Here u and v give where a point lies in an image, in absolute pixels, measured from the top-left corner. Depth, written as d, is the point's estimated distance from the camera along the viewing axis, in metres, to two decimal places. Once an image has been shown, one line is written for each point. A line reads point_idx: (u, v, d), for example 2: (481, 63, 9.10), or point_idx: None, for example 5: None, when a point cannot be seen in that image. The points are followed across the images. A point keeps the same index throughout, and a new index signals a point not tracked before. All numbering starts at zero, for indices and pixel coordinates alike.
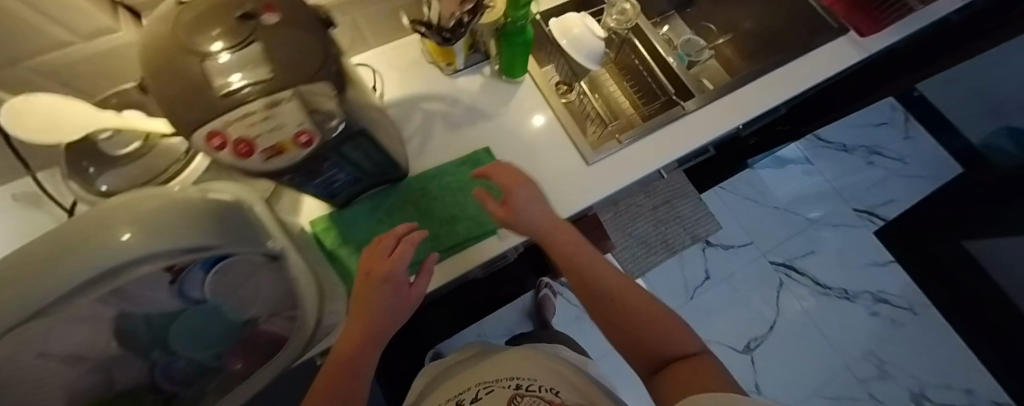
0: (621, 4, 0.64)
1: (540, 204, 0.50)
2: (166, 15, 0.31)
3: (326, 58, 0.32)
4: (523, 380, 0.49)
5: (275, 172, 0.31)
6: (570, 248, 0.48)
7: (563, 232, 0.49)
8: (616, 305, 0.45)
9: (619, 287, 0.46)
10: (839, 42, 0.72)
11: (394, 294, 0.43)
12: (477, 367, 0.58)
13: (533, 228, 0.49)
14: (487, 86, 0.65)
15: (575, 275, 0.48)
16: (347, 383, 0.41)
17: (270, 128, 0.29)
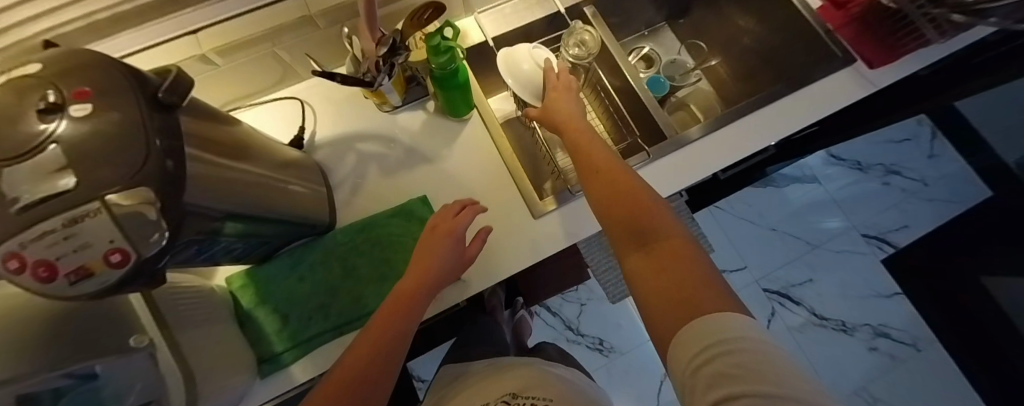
0: (581, 33, 0.56)
1: (580, 112, 0.50)
2: None
3: (149, 153, 0.23)
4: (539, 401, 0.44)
5: (92, 294, 0.24)
6: (588, 145, 0.46)
7: (600, 160, 0.44)
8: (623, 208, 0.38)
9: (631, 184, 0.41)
10: (841, 74, 0.62)
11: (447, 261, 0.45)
12: (487, 380, 0.53)
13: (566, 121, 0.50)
14: (429, 124, 0.58)
15: (608, 186, 0.41)
16: (397, 324, 0.40)
17: (71, 250, 0.22)
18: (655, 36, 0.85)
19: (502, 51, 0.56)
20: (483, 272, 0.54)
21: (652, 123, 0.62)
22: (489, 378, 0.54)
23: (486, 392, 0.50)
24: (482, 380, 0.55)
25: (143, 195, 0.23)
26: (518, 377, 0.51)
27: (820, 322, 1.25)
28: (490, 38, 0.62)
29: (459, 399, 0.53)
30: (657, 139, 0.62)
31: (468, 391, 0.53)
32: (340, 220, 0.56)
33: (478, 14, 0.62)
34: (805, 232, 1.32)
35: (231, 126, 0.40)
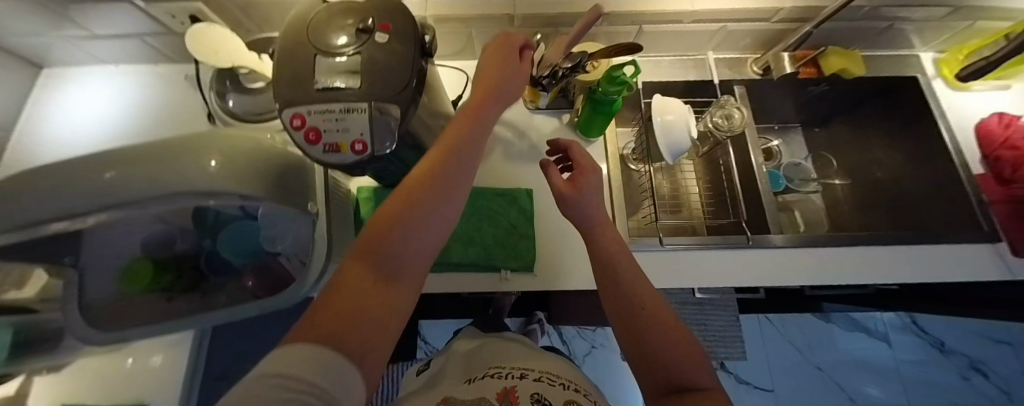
0: (730, 108, 0.59)
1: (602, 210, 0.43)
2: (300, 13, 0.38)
3: (409, 83, 0.34)
4: (583, 388, 0.38)
5: (329, 164, 0.34)
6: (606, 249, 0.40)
7: (617, 263, 0.38)
8: (620, 307, 0.35)
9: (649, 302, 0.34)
10: (977, 248, 0.59)
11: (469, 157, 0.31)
12: (515, 349, 0.47)
13: (593, 220, 0.42)
14: (559, 133, 0.65)
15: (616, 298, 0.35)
16: (404, 228, 0.26)
17: (338, 128, 0.33)
18: (785, 133, 0.86)
19: (656, 96, 0.60)
20: (554, 275, 0.58)
21: (759, 215, 0.64)
22: (516, 347, 0.48)
23: (521, 361, 0.42)
24: (501, 343, 0.49)
25: (394, 111, 0.34)
26: (550, 359, 0.44)
27: None
28: (642, 81, 0.67)
29: (481, 356, 0.45)
30: (760, 229, 0.64)
31: (491, 351, 0.46)
32: None
33: (638, 57, 0.68)
34: (849, 386, 1.25)
35: (433, 77, 0.49)
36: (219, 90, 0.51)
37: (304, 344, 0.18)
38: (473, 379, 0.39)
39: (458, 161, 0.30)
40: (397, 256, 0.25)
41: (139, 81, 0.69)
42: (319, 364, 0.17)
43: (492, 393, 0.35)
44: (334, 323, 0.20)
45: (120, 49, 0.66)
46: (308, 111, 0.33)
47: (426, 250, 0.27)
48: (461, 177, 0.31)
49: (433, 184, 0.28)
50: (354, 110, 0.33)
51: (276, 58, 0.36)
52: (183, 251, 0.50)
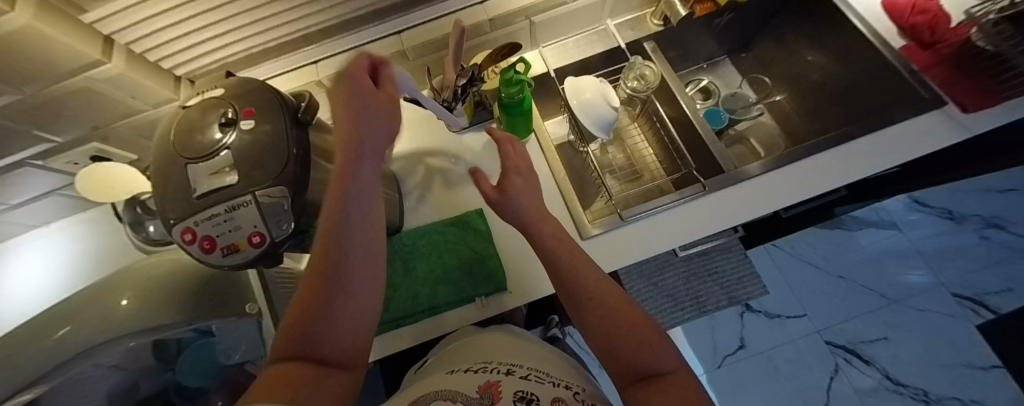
0: (640, 67, 0.60)
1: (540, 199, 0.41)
2: (166, 122, 0.37)
3: (287, 162, 0.34)
4: (569, 384, 0.35)
5: (236, 264, 0.34)
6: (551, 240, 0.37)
7: (564, 249, 0.36)
8: (573, 300, 0.33)
9: (601, 284, 0.33)
10: (927, 117, 0.58)
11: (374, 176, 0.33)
12: (507, 343, 0.46)
13: (533, 214, 0.39)
14: (491, 144, 0.65)
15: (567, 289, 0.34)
16: (342, 262, 0.29)
17: (229, 229, 0.33)
18: (716, 68, 0.87)
19: (567, 79, 0.60)
20: (527, 286, 0.56)
21: (708, 157, 0.63)
22: (510, 345, 0.46)
23: (512, 357, 0.41)
24: (490, 338, 0.48)
25: (279, 193, 0.33)
26: (544, 359, 0.42)
27: (895, 388, 1.11)
28: (553, 68, 0.66)
29: (474, 348, 0.45)
30: (714, 171, 0.63)
31: (482, 345, 0.45)
32: (405, 225, 0.62)
33: (542, 48, 0.68)
34: (879, 285, 1.22)
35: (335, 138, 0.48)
36: (133, 219, 0.49)
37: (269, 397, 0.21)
38: (457, 372, 0.38)
39: (356, 196, 0.31)
40: (346, 290, 0.28)
41: (66, 239, 0.68)
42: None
43: (473, 391, 0.32)
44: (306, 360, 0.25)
45: (37, 212, 0.64)
46: (191, 223, 0.32)
47: (366, 268, 0.30)
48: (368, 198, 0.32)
49: (344, 216, 0.30)
50: (237, 207, 0.32)
51: (153, 179, 0.35)
52: None
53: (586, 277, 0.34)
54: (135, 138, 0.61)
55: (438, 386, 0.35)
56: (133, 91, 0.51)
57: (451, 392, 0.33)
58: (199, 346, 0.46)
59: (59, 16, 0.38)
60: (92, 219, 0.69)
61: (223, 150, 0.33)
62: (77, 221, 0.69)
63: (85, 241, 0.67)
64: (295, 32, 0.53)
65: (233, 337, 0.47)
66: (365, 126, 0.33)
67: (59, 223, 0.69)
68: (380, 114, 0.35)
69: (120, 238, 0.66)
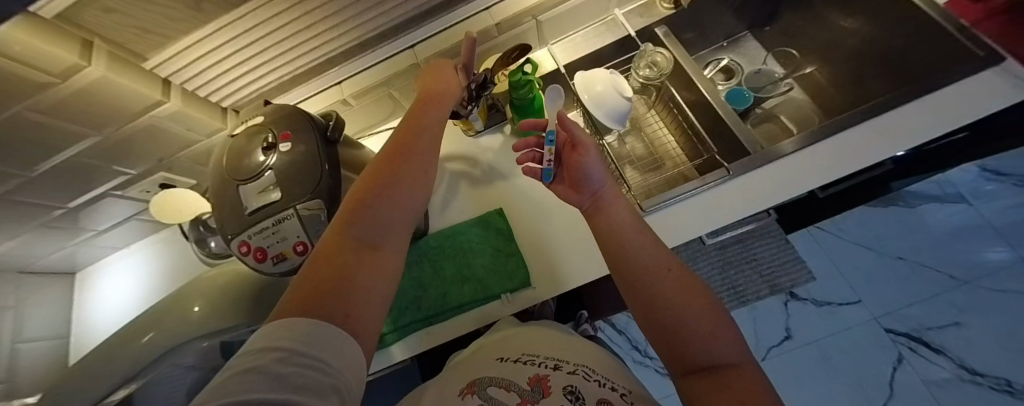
0: (651, 55, 0.59)
1: (603, 179, 0.44)
2: (219, 150, 0.42)
3: (321, 176, 0.37)
4: (615, 383, 0.36)
5: (285, 271, 0.38)
6: (611, 220, 0.40)
7: (627, 233, 0.38)
8: (632, 280, 0.35)
9: (664, 266, 0.34)
10: (986, 77, 0.52)
11: (423, 153, 0.40)
12: (546, 331, 0.48)
13: (609, 202, 0.42)
14: (507, 144, 0.67)
15: (628, 272, 0.35)
16: (370, 212, 0.32)
17: (277, 240, 0.37)
18: (738, 46, 0.84)
19: (577, 74, 0.60)
20: (550, 281, 0.57)
21: (733, 140, 0.61)
22: (549, 335, 0.47)
23: (556, 349, 0.42)
24: (531, 328, 0.49)
25: (317, 206, 0.37)
26: (583, 350, 0.43)
27: (971, 378, 1.01)
28: (563, 65, 0.67)
29: (515, 337, 0.47)
30: (739, 154, 0.60)
31: (524, 334, 0.47)
32: (432, 228, 0.66)
33: (551, 45, 0.68)
34: (945, 264, 1.10)
35: (359, 151, 0.52)
36: (198, 237, 0.56)
37: (290, 319, 0.21)
38: (508, 359, 0.41)
39: (398, 175, 0.36)
40: (366, 237, 0.30)
41: (145, 265, 0.76)
42: (318, 341, 0.20)
43: (524, 380, 0.36)
44: (311, 292, 0.24)
45: (121, 235, 0.74)
46: (246, 237, 0.36)
47: (395, 225, 0.33)
48: (412, 173, 0.38)
49: (386, 179, 0.35)
50: (283, 220, 0.36)
51: (212, 200, 0.40)
52: None
53: (647, 259, 0.35)
54: (194, 165, 0.69)
55: (493, 369, 0.39)
56: (190, 124, 0.58)
57: (504, 379, 0.37)
58: None
59: (125, 66, 0.45)
60: (168, 250, 0.77)
61: (267, 170, 0.38)
62: (158, 248, 0.77)
63: (158, 269, 0.75)
64: (319, 56, 0.57)
65: None
66: (423, 121, 0.43)
67: (146, 247, 0.78)
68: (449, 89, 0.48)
69: (183, 270, 0.73)
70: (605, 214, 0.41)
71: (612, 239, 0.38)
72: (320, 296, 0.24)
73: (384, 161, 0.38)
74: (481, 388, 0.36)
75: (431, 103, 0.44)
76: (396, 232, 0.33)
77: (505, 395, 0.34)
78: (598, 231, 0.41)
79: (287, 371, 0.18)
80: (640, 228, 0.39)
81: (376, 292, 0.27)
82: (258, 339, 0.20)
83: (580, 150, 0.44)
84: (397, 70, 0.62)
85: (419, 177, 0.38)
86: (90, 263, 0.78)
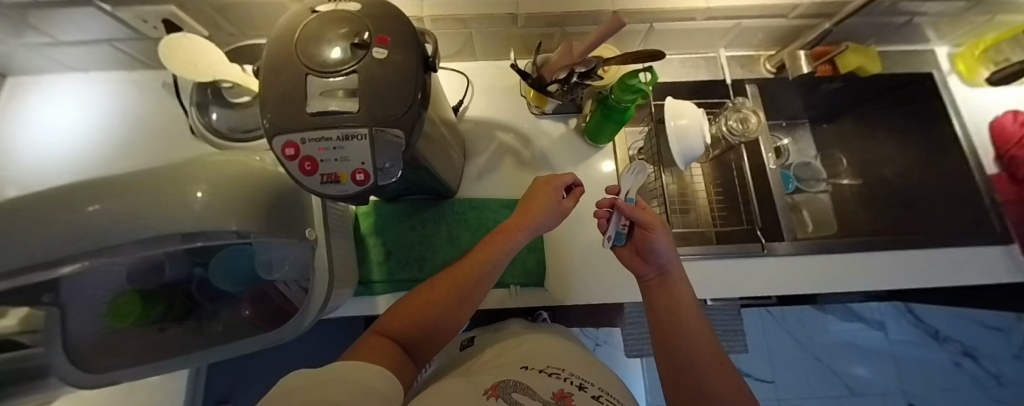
0: (744, 112, 0.58)
1: (672, 261, 0.42)
2: (287, 22, 0.34)
3: (411, 104, 0.31)
4: None
5: (328, 196, 0.32)
6: (669, 302, 0.40)
7: (685, 319, 0.38)
8: (681, 366, 0.35)
9: (717, 362, 0.34)
10: (983, 250, 0.62)
11: (498, 262, 0.40)
12: (567, 348, 0.46)
13: (677, 286, 0.41)
14: (567, 138, 0.63)
15: (675, 359, 0.36)
16: (438, 307, 0.36)
17: (336, 157, 0.30)
18: (792, 131, 0.83)
19: (668, 99, 0.57)
20: (565, 290, 0.56)
21: (773, 221, 0.63)
22: (572, 352, 0.45)
23: (581, 367, 0.40)
24: (554, 340, 0.47)
25: (397, 137, 0.31)
26: (607, 374, 0.42)
27: None
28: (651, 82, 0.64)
29: (535, 343, 0.44)
30: (773, 236, 0.63)
31: (548, 342, 0.45)
32: (459, 193, 0.61)
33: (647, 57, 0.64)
34: (846, 375, 1.27)
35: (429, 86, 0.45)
36: (199, 100, 0.50)
37: (355, 364, 0.26)
38: (531, 368, 0.38)
39: (473, 284, 0.39)
40: (428, 321, 0.35)
41: (76, 142, 0.59)
42: (361, 378, 0.24)
43: (547, 393, 0.32)
44: (377, 349, 0.30)
45: (84, 57, 0.60)
46: (299, 139, 0.30)
47: (452, 321, 0.37)
48: (481, 284, 0.39)
49: (458, 285, 0.38)
50: (352, 139, 0.30)
51: (262, 79, 0.33)
52: (172, 278, 0.47)
53: (699, 348, 0.36)
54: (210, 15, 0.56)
55: (513, 375, 0.36)
56: None
57: (529, 387, 0.33)
58: (237, 250, 0.46)
59: None
60: (118, 151, 0.60)
61: (353, 73, 0.31)
62: (113, 133, 0.60)
63: (90, 165, 0.59)
64: None
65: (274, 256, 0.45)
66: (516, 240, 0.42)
67: (112, 116, 0.62)
68: (554, 215, 0.44)
69: (152, 130, 0.61)
70: (670, 293, 0.41)
71: (670, 321, 0.39)
72: (379, 354, 0.29)
73: (464, 265, 0.39)
74: (504, 393, 0.32)
75: (529, 224, 0.42)
76: (451, 326, 0.37)
77: (531, 402, 0.31)
78: (653, 310, 0.41)
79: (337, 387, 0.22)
80: (699, 317, 0.39)
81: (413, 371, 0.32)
82: (336, 367, 0.25)
83: (650, 231, 0.42)
84: (492, 13, 0.54)
85: (483, 288, 0.40)
86: (58, 72, 0.63)
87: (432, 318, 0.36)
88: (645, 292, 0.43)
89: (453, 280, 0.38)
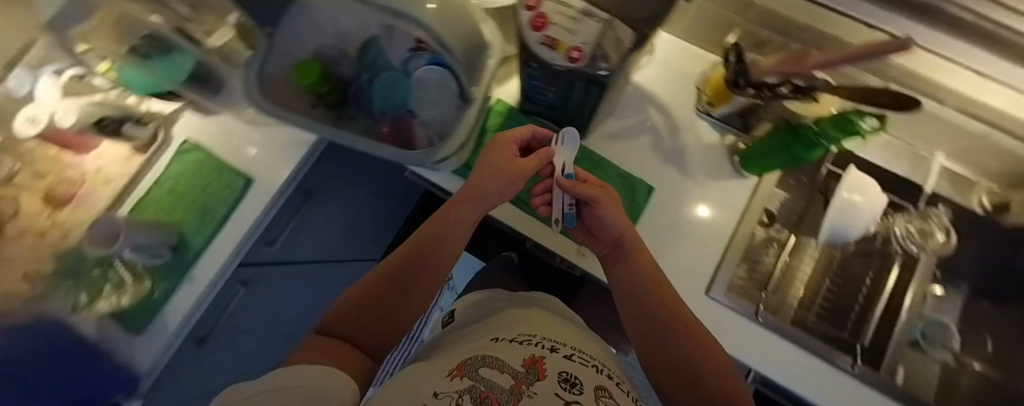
0: (934, 224, 0.55)
1: (626, 228, 0.43)
2: None
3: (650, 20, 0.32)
4: (624, 381, 0.35)
5: (538, 59, 0.33)
6: (626, 268, 0.44)
7: (650, 281, 0.42)
8: (646, 317, 0.40)
9: (685, 319, 0.39)
10: None
11: (460, 223, 0.46)
12: (542, 316, 0.46)
13: (641, 253, 0.44)
14: (717, 150, 0.58)
15: (646, 320, 0.40)
16: (386, 294, 0.41)
17: (567, 27, 0.31)
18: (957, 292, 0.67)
19: (851, 166, 0.50)
20: None
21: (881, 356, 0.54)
22: (548, 320, 0.46)
23: (560, 334, 0.41)
24: (525, 310, 0.47)
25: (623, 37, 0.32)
26: (591, 344, 0.42)
27: None
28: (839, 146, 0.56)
29: (519, 316, 0.45)
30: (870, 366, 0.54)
31: (525, 315, 0.46)
32: (585, 141, 0.59)
33: None
34: None
35: None
36: None
37: (300, 366, 0.27)
38: (501, 338, 0.38)
39: (420, 259, 0.45)
40: (376, 308, 0.39)
41: None
42: (296, 380, 0.25)
43: (517, 362, 0.31)
44: (326, 340, 0.34)
45: None
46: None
47: (401, 305, 0.41)
48: (427, 262, 0.45)
49: (411, 259, 0.44)
50: (591, 17, 0.31)
51: None
52: (344, 72, 0.55)
53: (662, 308, 0.39)
54: None
55: (490, 350, 0.34)
56: None
57: (496, 359, 0.31)
58: (398, 78, 0.54)
59: None
60: None
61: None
62: None
63: None
64: None
65: (429, 96, 0.54)
66: (466, 213, 0.46)
67: None
68: (503, 180, 0.46)
69: None
70: (629, 260, 0.44)
71: (627, 279, 0.43)
72: (333, 345, 0.34)
73: (404, 254, 0.45)
74: (470, 369, 0.30)
75: (472, 200, 0.46)
76: (411, 302, 0.42)
77: (496, 374, 0.29)
78: (617, 281, 0.45)
79: (281, 394, 0.23)
80: (656, 278, 0.42)
81: (370, 351, 0.37)
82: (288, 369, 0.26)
83: (597, 205, 0.43)
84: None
85: (434, 269, 0.45)
86: None
87: (377, 305, 0.40)
88: (607, 266, 0.47)
89: (407, 257, 0.45)
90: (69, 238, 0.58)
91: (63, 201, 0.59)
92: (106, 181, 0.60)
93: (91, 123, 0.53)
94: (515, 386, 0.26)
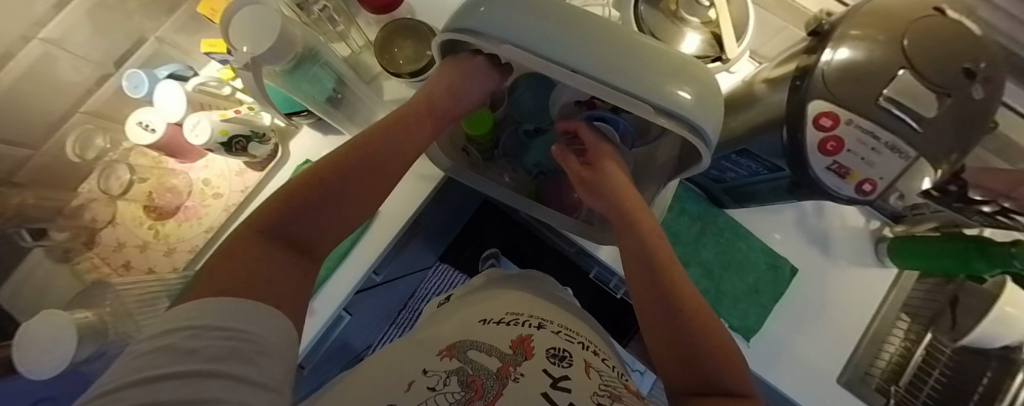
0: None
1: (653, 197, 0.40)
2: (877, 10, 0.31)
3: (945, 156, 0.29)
4: (596, 345, 0.33)
5: (816, 181, 0.32)
6: (641, 253, 0.35)
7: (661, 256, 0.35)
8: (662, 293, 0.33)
9: (691, 300, 0.32)
10: None
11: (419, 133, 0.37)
12: (526, 295, 0.40)
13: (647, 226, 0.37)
14: (859, 236, 0.58)
15: (653, 306, 0.33)
16: (307, 210, 0.28)
17: (868, 157, 0.29)
18: None
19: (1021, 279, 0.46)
20: (766, 359, 0.54)
21: None
22: (530, 299, 0.39)
23: (542, 309, 0.36)
24: (499, 290, 0.40)
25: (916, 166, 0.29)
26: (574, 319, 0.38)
27: None
28: None
29: (499, 294, 0.39)
30: None
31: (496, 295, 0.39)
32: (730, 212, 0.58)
33: None
34: None
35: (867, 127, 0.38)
36: None
37: (208, 298, 0.19)
38: (488, 319, 0.33)
39: (369, 165, 0.32)
40: (305, 212, 0.28)
41: None
42: (230, 312, 0.19)
43: (504, 343, 0.29)
44: (231, 272, 0.22)
45: None
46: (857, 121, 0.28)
47: (335, 218, 0.30)
48: (385, 159, 0.34)
49: (353, 170, 0.31)
50: (903, 154, 0.29)
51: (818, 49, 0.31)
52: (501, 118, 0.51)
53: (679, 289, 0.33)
54: None
55: (471, 334, 0.30)
56: None
57: (487, 342, 0.28)
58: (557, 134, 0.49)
59: None
60: None
61: (948, 102, 0.28)
62: None
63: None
64: None
65: None
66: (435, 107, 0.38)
67: None
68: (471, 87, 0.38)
69: None
70: (640, 233, 0.37)
71: (632, 258, 0.36)
72: (245, 263, 0.23)
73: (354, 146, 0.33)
74: (459, 352, 0.27)
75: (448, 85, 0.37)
76: (356, 215, 0.32)
77: (485, 358, 0.26)
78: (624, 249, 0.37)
79: (204, 345, 0.16)
80: (669, 258, 0.35)
81: (289, 275, 0.25)
82: (201, 303, 0.18)
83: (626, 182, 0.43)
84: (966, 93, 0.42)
85: (390, 172, 0.34)
86: None
87: (317, 206, 0.29)
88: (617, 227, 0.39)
89: (355, 158, 0.32)
90: (176, 253, 0.53)
91: (167, 211, 0.54)
92: (216, 195, 0.55)
93: (221, 143, 0.48)
94: (500, 370, 0.25)
